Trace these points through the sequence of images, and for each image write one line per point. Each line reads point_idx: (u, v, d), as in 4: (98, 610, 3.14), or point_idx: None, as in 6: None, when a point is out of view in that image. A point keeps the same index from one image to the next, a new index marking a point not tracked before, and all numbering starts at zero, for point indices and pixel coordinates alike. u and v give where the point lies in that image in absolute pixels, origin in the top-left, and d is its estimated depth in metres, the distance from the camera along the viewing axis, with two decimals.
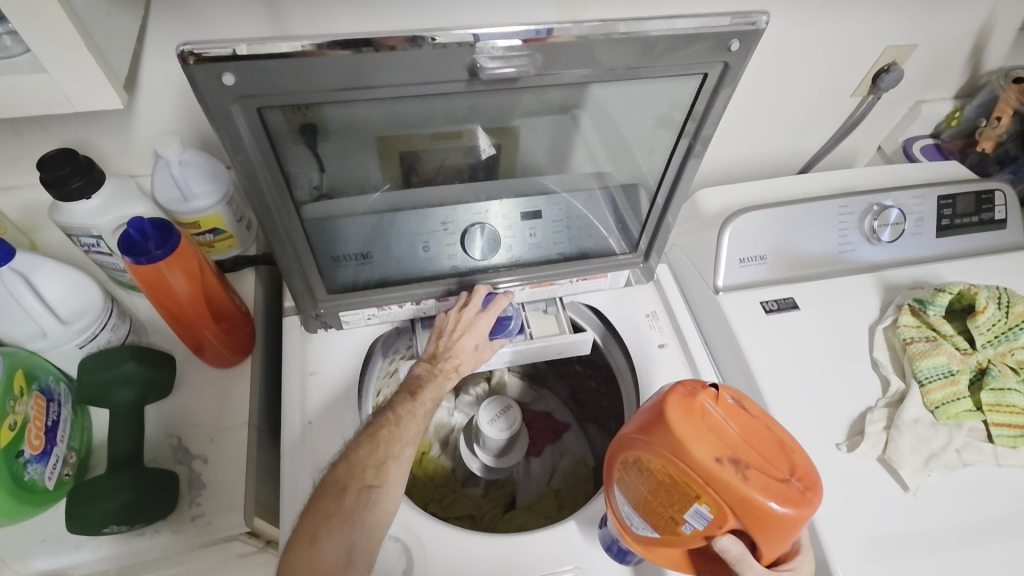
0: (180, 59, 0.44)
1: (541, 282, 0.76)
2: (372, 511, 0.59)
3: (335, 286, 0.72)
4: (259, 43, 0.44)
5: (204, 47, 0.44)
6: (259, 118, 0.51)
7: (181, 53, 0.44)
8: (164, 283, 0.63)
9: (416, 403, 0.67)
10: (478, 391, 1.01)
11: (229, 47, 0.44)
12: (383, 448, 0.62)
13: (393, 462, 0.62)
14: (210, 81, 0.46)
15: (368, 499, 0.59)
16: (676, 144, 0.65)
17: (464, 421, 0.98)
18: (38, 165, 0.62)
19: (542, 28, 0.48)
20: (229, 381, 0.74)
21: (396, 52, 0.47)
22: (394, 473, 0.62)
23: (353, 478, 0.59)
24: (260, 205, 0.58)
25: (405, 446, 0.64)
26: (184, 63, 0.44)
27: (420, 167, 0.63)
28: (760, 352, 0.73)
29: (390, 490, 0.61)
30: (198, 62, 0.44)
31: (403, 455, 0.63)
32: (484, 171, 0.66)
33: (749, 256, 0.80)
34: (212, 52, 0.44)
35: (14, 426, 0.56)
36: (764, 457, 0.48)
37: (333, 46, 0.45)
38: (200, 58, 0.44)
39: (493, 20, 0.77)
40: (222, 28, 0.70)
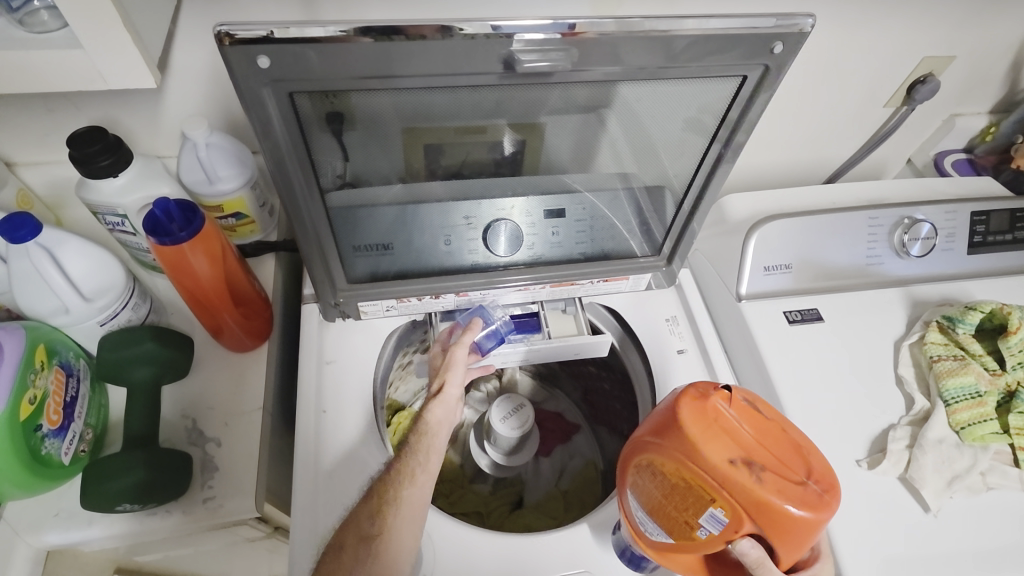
0: (216, 40, 0.43)
1: (561, 281, 0.76)
2: (377, 559, 0.56)
3: (355, 276, 0.71)
4: (291, 26, 0.44)
5: (239, 29, 0.43)
6: (290, 103, 0.50)
7: (217, 35, 0.43)
8: (186, 265, 0.63)
9: (411, 450, 0.64)
10: (489, 388, 1.00)
11: (263, 30, 0.43)
12: (379, 498, 0.59)
13: (390, 507, 0.59)
14: (244, 64, 0.45)
15: (368, 550, 0.56)
16: (707, 148, 0.64)
17: (474, 417, 0.98)
18: (67, 142, 0.63)
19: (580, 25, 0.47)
20: (244, 365, 0.74)
21: (426, 41, 0.46)
22: (403, 514, 0.59)
23: (349, 535, 0.57)
24: (287, 193, 0.58)
25: (407, 487, 0.60)
26: (220, 45, 0.43)
27: (444, 160, 0.63)
28: (782, 364, 0.72)
29: (393, 535, 0.57)
30: (233, 44, 0.44)
31: (410, 499, 0.60)
32: (509, 168, 0.65)
33: (773, 265, 0.78)
34: (246, 34, 0.43)
35: (33, 401, 0.56)
36: (781, 460, 0.48)
37: (366, 33, 0.44)
38: (235, 40, 0.43)
39: (525, 14, 0.76)
40: (254, 12, 0.70)
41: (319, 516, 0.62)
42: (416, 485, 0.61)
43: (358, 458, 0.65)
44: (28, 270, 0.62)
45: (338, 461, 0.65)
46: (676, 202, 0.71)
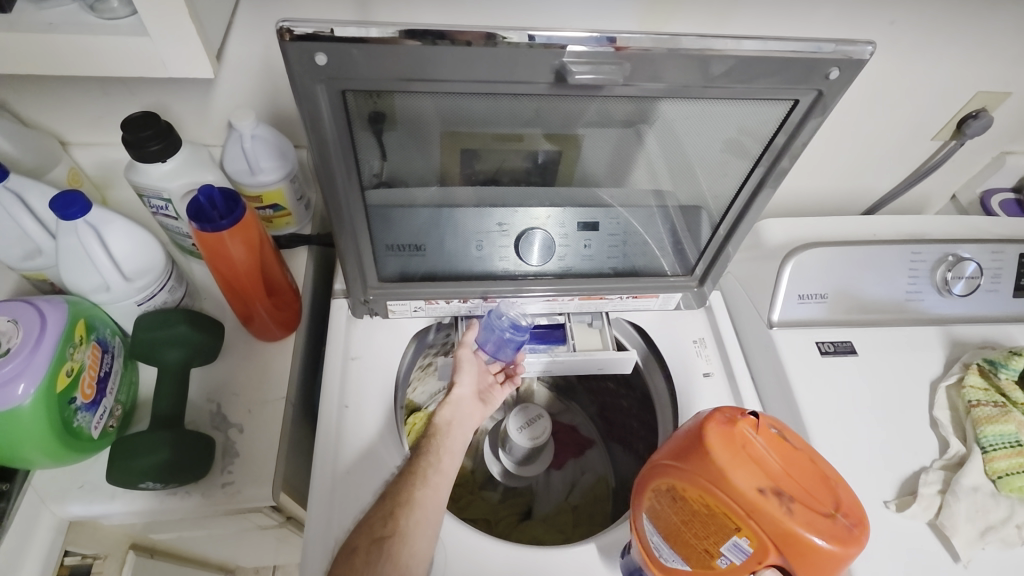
0: (277, 35, 0.43)
1: (590, 294, 0.75)
2: (390, 561, 0.55)
3: (386, 274, 0.71)
4: (350, 25, 0.44)
5: (301, 26, 0.43)
6: (342, 101, 0.50)
7: (279, 30, 0.43)
8: (224, 251, 0.64)
9: (427, 450, 0.65)
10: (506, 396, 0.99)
11: (325, 27, 0.43)
12: (393, 500, 0.59)
13: (404, 510, 0.59)
14: (302, 61, 0.45)
15: (380, 551, 0.56)
16: (750, 171, 0.63)
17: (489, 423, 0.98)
18: (121, 125, 0.65)
19: (635, 40, 0.47)
20: (271, 355, 0.75)
21: (473, 48, 0.46)
22: (415, 517, 0.58)
23: (361, 537, 0.57)
24: (331, 190, 0.58)
25: (421, 488, 0.61)
26: (281, 40, 0.43)
27: (478, 165, 0.63)
28: (811, 395, 0.70)
29: (405, 538, 0.57)
30: (293, 41, 0.44)
31: (422, 502, 0.60)
32: (538, 176, 0.65)
33: (808, 293, 0.76)
34: (309, 31, 0.43)
35: (70, 373, 0.57)
36: (809, 491, 0.47)
37: (417, 36, 0.44)
38: (295, 36, 0.43)
39: (574, 25, 0.76)
40: (309, 10, 0.71)
41: (334, 511, 0.62)
42: (428, 486, 0.61)
43: (376, 456, 0.66)
44: (74, 248, 0.63)
45: (356, 457, 0.65)
46: (711, 225, 0.70)
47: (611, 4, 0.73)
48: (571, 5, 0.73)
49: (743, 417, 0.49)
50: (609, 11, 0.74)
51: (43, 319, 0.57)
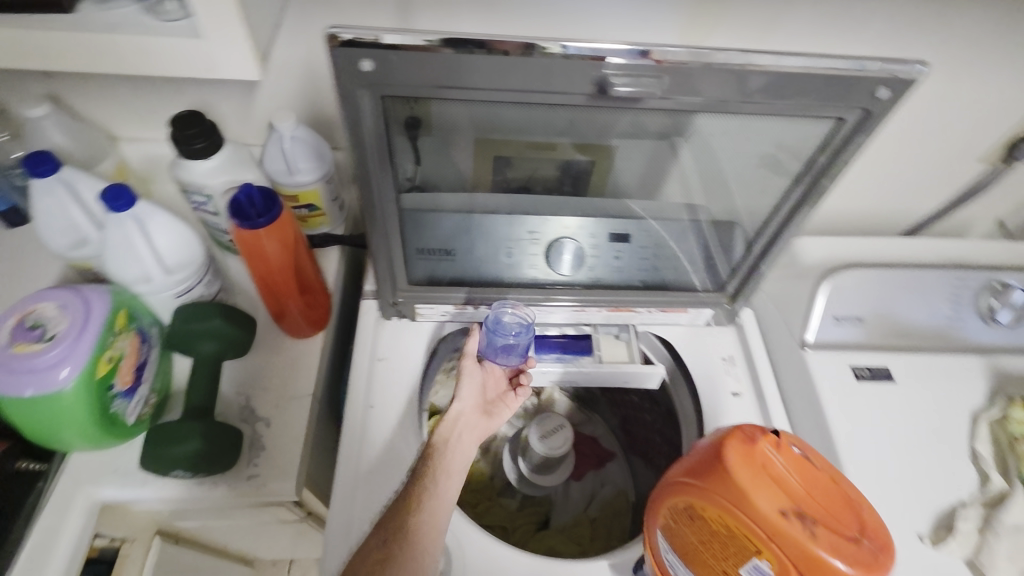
0: (325, 41, 0.44)
1: (619, 306, 0.74)
2: None
3: (416, 278, 0.72)
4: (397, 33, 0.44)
5: (347, 31, 0.43)
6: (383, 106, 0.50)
7: (327, 36, 0.44)
8: (260, 248, 0.66)
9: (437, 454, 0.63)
10: (526, 403, 0.97)
11: (372, 34, 0.44)
12: (403, 506, 0.58)
13: (415, 511, 0.58)
14: (348, 67, 0.45)
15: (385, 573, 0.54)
16: (789, 190, 0.62)
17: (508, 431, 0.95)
18: (170, 123, 0.68)
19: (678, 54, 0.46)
20: (300, 351, 0.77)
21: (508, 57, 0.46)
22: (424, 521, 0.58)
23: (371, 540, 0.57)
24: (368, 194, 0.58)
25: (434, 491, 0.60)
26: (329, 46, 0.43)
27: (510, 170, 0.64)
28: (844, 421, 0.68)
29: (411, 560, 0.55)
30: (340, 46, 0.44)
31: (434, 508, 0.59)
32: (571, 184, 0.67)
33: (844, 315, 0.74)
34: (356, 38, 0.43)
35: (110, 361, 0.59)
36: (831, 513, 0.47)
37: (463, 45, 0.45)
38: (343, 43, 0.43)
39: (612, 35, 0.76)
40: (352, 15, 0.72)
41: (355, 509, 0.63)
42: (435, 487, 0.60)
43: (397, 457, 0.66)
44: (120, 240, 0.65)
45: (379, 457, 0.66)
46: (746, 241, 0.70)
47: (651, 16, 0.73)
48: (611, 15, 0.73)
49: (765, 436, 0.48)
50: (649, 23, 0.74)
51: (87, 306, 0.59)
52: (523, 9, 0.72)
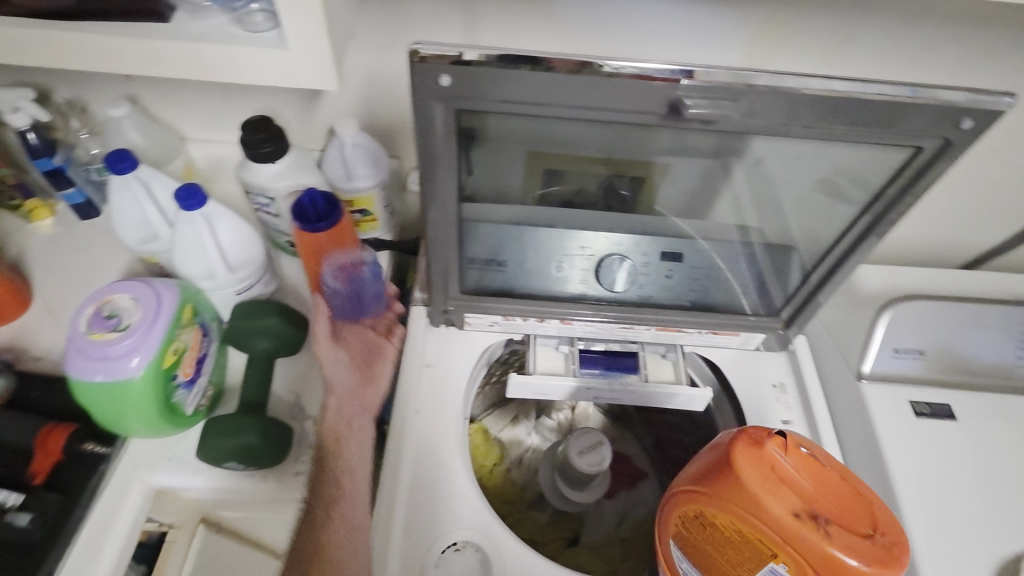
0: (407, 57, 0.44)
1: (667, 326, 0.73)
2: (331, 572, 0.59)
3: (467, 287, 0.72)
4: (479, 50, 0.44)
5: (430, 48, 0.44)
6: (457, 120, 0.50)
7: (410, 52, 0.44)
8: (319, 251, 0.69)
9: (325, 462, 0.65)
10: (561, 417, 0.98)
11: (454, 50, 0.44)
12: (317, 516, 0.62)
13: (327, 531, 0.61)
14: (427, 81, 0.46)
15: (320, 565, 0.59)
16: (856, 219, 0.61)
17: (541, 443, 0.96)
18: (242, 127, 0.70)
19: (756, 78, 0.46)
20: (348, 353, 0.78)
21: (561, 74, 0.46)
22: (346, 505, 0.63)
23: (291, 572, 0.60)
24: (433, 204, 0.59)
25: (341, 503, 0.63)
26: (411, 62, 0.44)
27: (559, 184, 0.64)
28: (901, 458, 0.66)
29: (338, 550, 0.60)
30: (423, 62, 0.44)
31: (346, 524, 0.62)
32: (619, 203, 0.66)
33: (904, 348, 0.71)
34: (439, 54, 0.44)
35: (176, 353, 0.61)
36: (842, 512, 0.49)
37: (547, 64, 0.45)
38: (426, 58, 0.44)
39: (675, 55, 0.75)
40: (419, 29, 0.74)
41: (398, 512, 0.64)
42: (324, 500, 0.63)
43: (439, 464, 0.67)
44: (189, 236, 0.68)
45: (422, 465, 0.67)
46: (802, 273, 0.68)
47: (715, 36, 0.73)
48: (674, 35, 0.73)
49: (771, 439, 0.50)
50: (712, 44, 0.73)
51: (157, 295, 0.61)
52: (586, 27, 0.73)
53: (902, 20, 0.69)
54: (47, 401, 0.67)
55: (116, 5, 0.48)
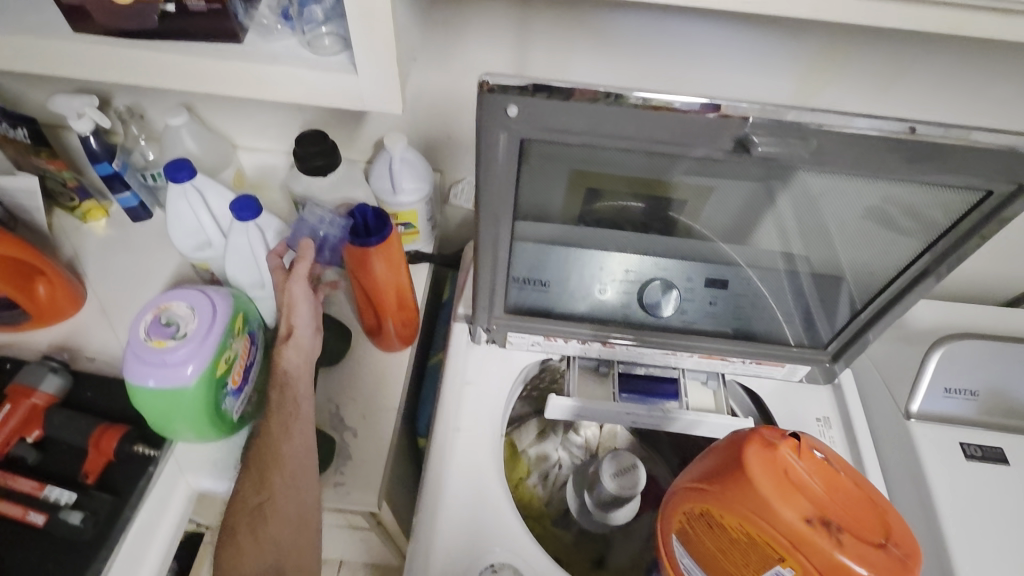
0: (477, 87, 0.45)
1: (709, 353, 0.73)
2: (272, 521, 0.60)
3: (510, 306, 0.73)
4: (549, 83, 0.45)
5: (500, 78, 0.45)
6: (519, 149, 0.50)
7: (481, 82, 0.45)
8: (368, 266, 0.69)
9: (273, 404, 0.65)
10: (589, 434, 0.97)
11: (524, 82, 0.45)
12: (260, 466, 0.62)
13: (275, 468, 0.62)
14: (495, 111, 0.46)
15: (259, 515, 0.60)
16: (916, 258, 0.59)
17: (569, 460, 0.95)
18: (296, 140, 0.72)
19: (825, 117, 0.46)
20: (389, 365, 0.79)
21: (628, 108, 0.46)
22: (293, 452, 0.63)
23: (241, 517, 0.61)
24: (489, 229, 0.59)
25: (284, 442, 0.63)
26: (480, 91, 0.45)
27: (596, 203, 0.61)
28: (950, 501, 0.64)
29: (280, 499, 0.61)
30: (492, 92, 0.45)
31: (290, 463, 0.62)
32: (659, 224, 0.63)
33: (956, 388, 0.69)
34: (510, 85, 0.45)
35: (227, 361, 0.63)
36: (855, 520, 0.49)
37: (617, 98, 0.45)
38: (496, 88, 0.45)
39: (727, 80, 0.74)
40: (472, 49, 0.75)
41: (439, 523, 0.65)
42: (267, 438, 0.63)
43: (478, 479, 0.68)
44: (242, 245, 0.70)
45: (458, 478, 0.68)
46: (850, 307, 0.67)
47: (774, 66, 0.72)
48: (731, 62, 0.72)
49: (785, 443, 0.50)
50: (770, 73, 0.73)
51: (211, 301, 0.63)
52: (638, 51, 0.72)
53: (970, 58, 0.67)
54: (98, 402, 0.69)
55: (193, 26, 0.50)
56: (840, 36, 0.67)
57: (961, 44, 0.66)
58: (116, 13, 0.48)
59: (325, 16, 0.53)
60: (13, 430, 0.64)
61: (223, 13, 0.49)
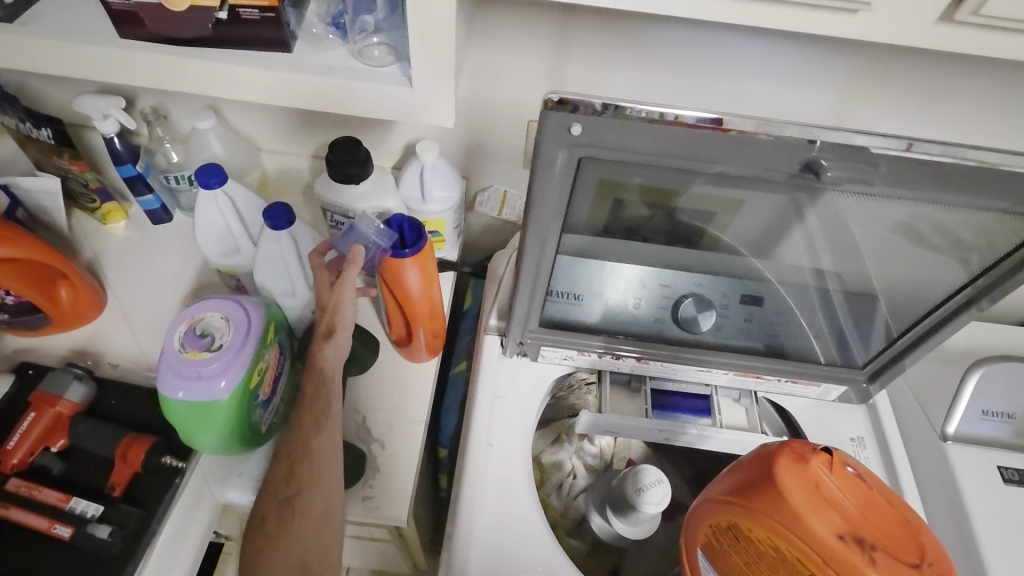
0: (542, 104, 0.44)
1: (745, 370, 0.72)
2: (302, 515, 0.59)
3: (544, 321, 0.71)
4: (616, 103, 0.44)
5: (566, 96, 0.44)
6: (575, 167, 0.49)
7: (546, 99, 0.44)
8: (401, 277, 0.67)
9: (306, 398, 0.64)
10: (604, 443, 0.92)
11: (593, 101, 0.44)
12: (289, 460, 0.61)
13: (304, 463, 0.61)
14: (557, 128, 0.45)
15: (288, 510, 0.59)
16: (962, 289, 0.59)
17: (582, 470, 0.90)
18: (330, 146, 0.70)
19: (897, 144, 0.45)
20: (417, 377, 0.78)
21: (692, 130, 0.45)
22: (324, 445, 0.62)
23: (268, 509, 0.60)
24: (535, 244, 0.57)
25: (314, 437, 0.62)
26: (545, 108, 0.44)
27: (621, 214, 0.58)
28: (989, 525, 0.64)
29: (312, 494, 0.60)
30: (557, 109, 0.44)
31: (320, 457, 0.61)
32: (682, 241, 0.62)
33: (994, 411, 0.69)
34: (576, 102, 0.44)
35: (259, 373, 0.62)
36: (887, 537, 0.48)
37: (684, 120, 0.44)
38: (562, 106, 0.44)
39: (770, 96, 0.72)
40: (508, 57, 0.72)
41: (472, 540, 0.64)
42: (298, 432, 0.62)
43: (509, 494, 0.67)
44: (273, 253, 0.69)
45: (487, 491, 0.67)
46: (884, 334, 0.68)
47: (824, 87, 0.70)
48: (780, 84, 0.70)
49: (817, 456, 0.49)
50: (820, 96, 0.71)
51: (246, 313, 0.62)
52: (679, 63, 0.70)
53: None
54: (123, 410, 0.68)
55: (248, 35, 0.50)
56: (898, 61, 0.65)
57: (1020, 70, 0.64)
58: (171, 21, 0.49)
59: (376, 27, 0.54)
60: (37, 440, 0.63)
61: (276, 21, 0.49)
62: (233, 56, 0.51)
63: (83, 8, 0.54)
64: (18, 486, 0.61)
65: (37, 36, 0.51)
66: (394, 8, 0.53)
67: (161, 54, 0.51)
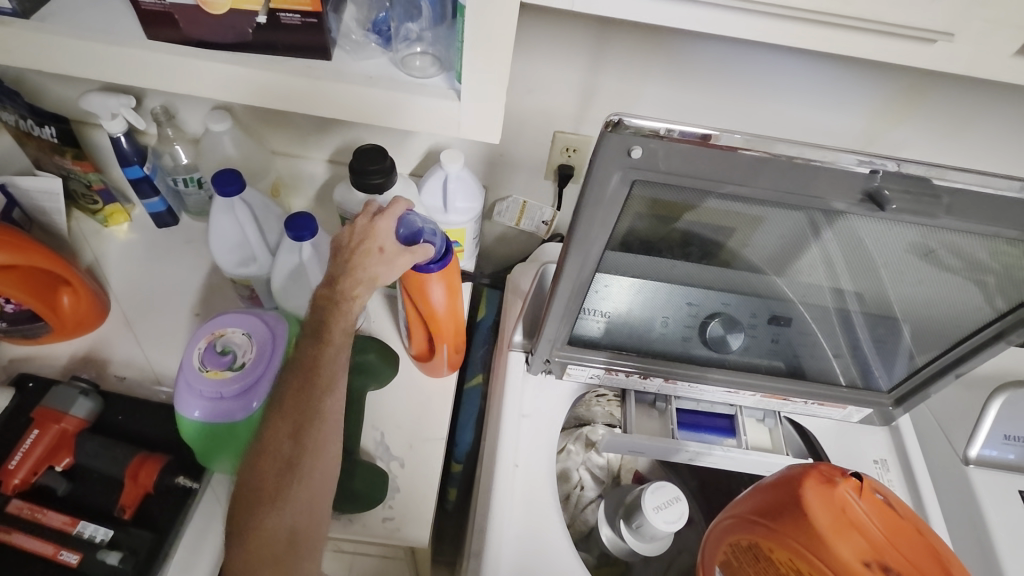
0: (603, 125, 0.43)
1: (773, 393, 0.72)
2: (300, 483, 0.53)
3: (574, 340, 0.70)
4: (678, 127, 0.43)
5: (628, 118, 0.43)
6: (627, 189, 0.48)
7: (607, 121, 0.43)
8: (426, 291, 0.64)
9: (326, 345, 0.57)
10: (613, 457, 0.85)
11: (657, 126, 0.43)
12: (294, 417, 0.54)
13: (313, 425, 0.54)
14: (615, 151, 0.44)
15: (290, 473, 0.52)
16: (992, 323, 0.60)
17: (591, 482, 0.84)
18: (354, 154, 0.67)
19: (964, 178, 0.45)
20: (438, 393, 0.76)
21: (750, 155, 0.44)
22: (331, 406, 0.56)
23: (267, 470, 0.52)
24: (576, 261, 0.55)
25: (324, 399, 0.56)
26: (605, 129, 0.43)
27: (634, 229, 0.55)
28: (1011, 550, 0.64)
29: (317, 459, 0.54)
30: (616, 131, 0.43)
31: (327, 424, 0.55)
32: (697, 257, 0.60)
33: (1016, 435, 0.68)
34: (637, 125, 0.43)
35: None
36: (915, 565, 0.45)
37: (745, 144, 0.44)
38: (622, 127, 0.43)
39: (802, 117, 0.71)
40: (541, 68, 0.71)
41: (501, 564, 0.62)
42: (304, 391, 0.55)
43: (535, 514, 0.66)
44: (294, 265, 0.66)
45: (512, 511, 0.65)
46: (909, 362, 0.68)
47: (856, 110, 0.70)
48: (814, 105, 0.70)
49: (845, 480, 0.47)
50: (855, 118, 0.71)
51: (269, 328, 0.60)
52: (713, 80, 0.69)
53: None
54: (132, 426, 0.65)
55: (284, 41, 0.48)
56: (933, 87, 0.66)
57: None
58: (207, 24, 0.47)
59: (420, 36, 0.53)
60: (41, 459, 0.60)
61: (317, 27, 0.47)
62: (269, 62, 0.49)
63: (111, 6, 0.51)
64: (20, 508, 0.57)
65: (59, 34, 0.48)
66: (440, 18, 0.53)
67: (191, 57, 0.48)
